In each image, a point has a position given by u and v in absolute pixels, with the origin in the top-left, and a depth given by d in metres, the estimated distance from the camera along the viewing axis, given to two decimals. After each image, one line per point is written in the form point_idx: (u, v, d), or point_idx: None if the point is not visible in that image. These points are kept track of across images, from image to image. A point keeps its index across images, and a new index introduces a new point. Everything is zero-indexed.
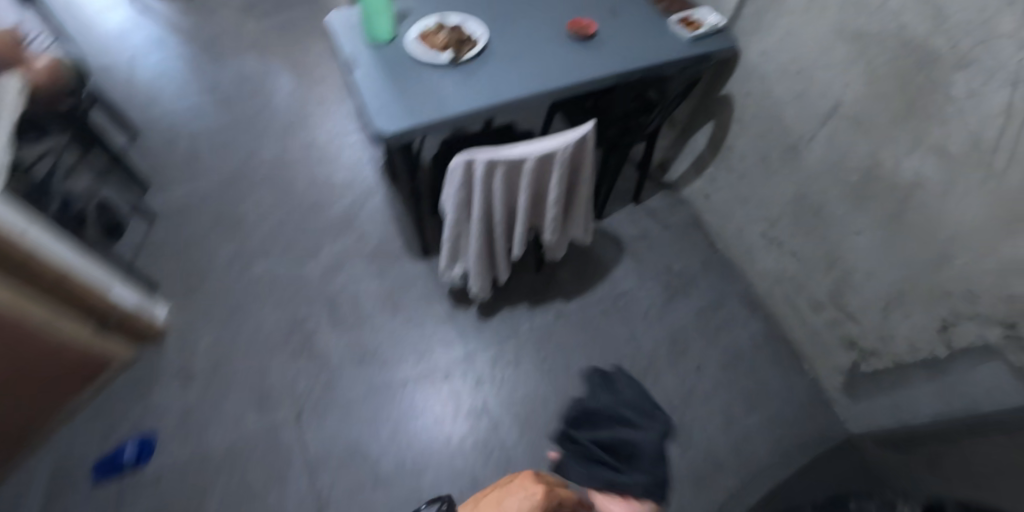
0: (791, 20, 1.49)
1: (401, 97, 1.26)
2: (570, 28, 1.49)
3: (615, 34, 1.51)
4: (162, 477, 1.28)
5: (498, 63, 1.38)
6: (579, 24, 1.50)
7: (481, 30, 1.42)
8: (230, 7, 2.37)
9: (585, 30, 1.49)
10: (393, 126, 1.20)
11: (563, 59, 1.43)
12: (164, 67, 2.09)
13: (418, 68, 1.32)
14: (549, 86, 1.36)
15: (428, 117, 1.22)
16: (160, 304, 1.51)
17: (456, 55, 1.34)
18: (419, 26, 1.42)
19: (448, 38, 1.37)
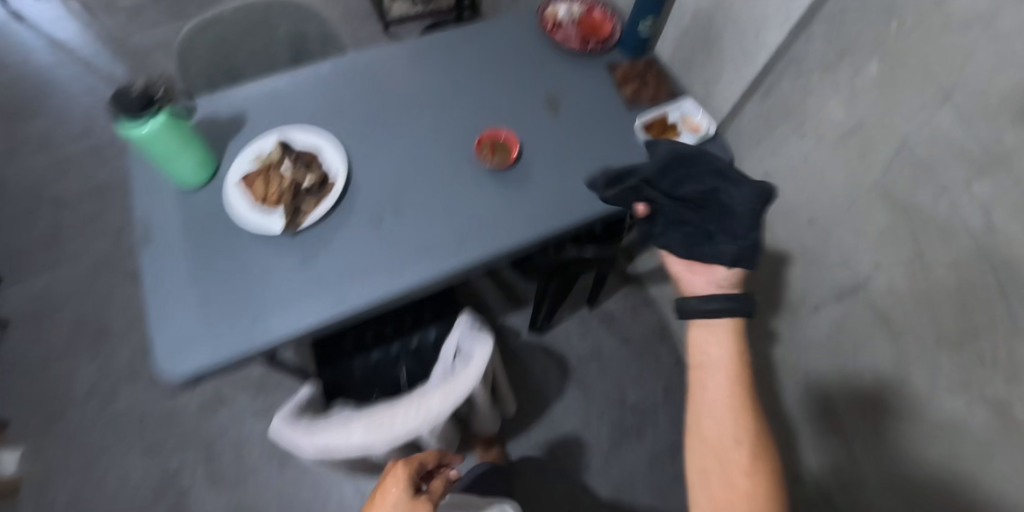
0: (806, 141, 1.00)
1: (209, 305, 0.86)
2: (478, 150, 1.02)
3: (549, 151, 1.05)
4: None
5: (361, 225, 0.93)
6: (493, 143, 1.03)
7: (340, 163, 0.96)
8: (116, 12, 1.97)
9: (501, 156, 1.02)
10: (183, 370, 0.81)
11: (463, 209, 0.97)
12: (32, 103, 1.75)
13: (238, 243, 0.90)
14: (435, 261, 0.92)
15: (244, 342, 0.83)
16: (10, 451, 1.27)
17: (287, 223, 0.89)
18: (252, 155, 0.96)
19: (285, 189, 0.92)
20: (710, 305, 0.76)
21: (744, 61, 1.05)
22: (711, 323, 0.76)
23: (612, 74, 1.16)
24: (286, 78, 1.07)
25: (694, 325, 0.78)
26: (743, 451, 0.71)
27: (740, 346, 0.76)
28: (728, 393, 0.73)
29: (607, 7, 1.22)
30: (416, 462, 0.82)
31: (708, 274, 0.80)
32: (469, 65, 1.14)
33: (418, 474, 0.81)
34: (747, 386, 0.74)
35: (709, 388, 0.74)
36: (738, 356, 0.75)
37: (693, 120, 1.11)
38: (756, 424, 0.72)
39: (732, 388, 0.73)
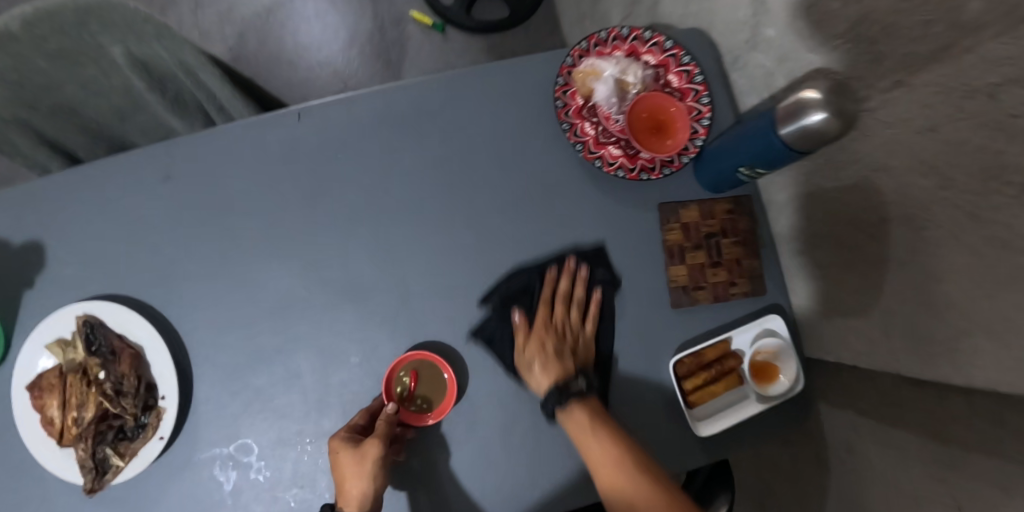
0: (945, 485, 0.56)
1: None
2: (394, 380, 0.63)
3: (507, 334, 0.65)
4: None
5: (201, 486, 0.63)
6: (421, 370, 0.63)
7: (171, 378, 0.62)
8: None
9: (428, 395, 0.63)
10: None
11: None
12: None
13: (39, 482, 0.65)
14: None
15: None
16: None
17: (88, 486, 0.62)
18: (48, 341, 0.64)
19: (85, 425, 0.62)
20: (559, 385, 0.61)
21: (912, 322, 0.55)
22: (572, 412, 0.60)
23: (660, 221, 0.67)
24: (118, 172, 0.67)
25: (567, 426, 0.60)
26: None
27: (610, 423, 0.59)
28: (627, 483, 0.55)
29: (691, 72, 0.68)
30: (345, 427, 0.61)
31: (562, 374, 0.62)
32: (418, 179, 0.66)
33: (351, 435, 0.60)
34: (629, 447, 0.57)
35: (614, 480, 0.56)
36: (611, 434, 0.58)
37: (774, 356, 0.65)
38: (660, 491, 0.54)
39: (617, 454, 0.56)
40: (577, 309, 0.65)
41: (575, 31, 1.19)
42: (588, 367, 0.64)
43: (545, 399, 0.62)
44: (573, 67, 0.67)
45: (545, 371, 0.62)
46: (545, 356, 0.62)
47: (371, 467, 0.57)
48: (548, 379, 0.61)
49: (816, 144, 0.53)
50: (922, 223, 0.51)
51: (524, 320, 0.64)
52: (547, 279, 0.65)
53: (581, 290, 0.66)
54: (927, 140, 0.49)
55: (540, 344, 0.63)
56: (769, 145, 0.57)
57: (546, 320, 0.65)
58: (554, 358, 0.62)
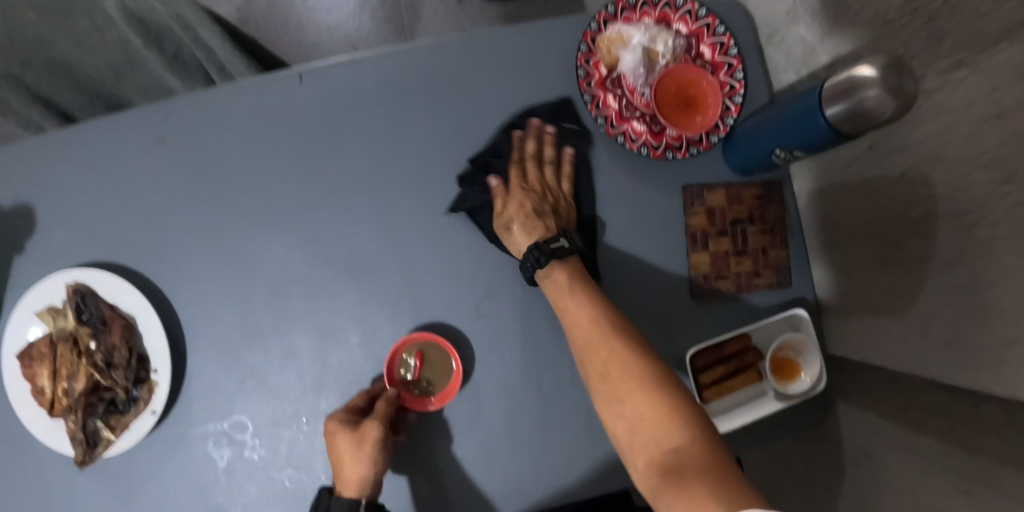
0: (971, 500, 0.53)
1: None
2: (399, 360, 0.60)
3: (486, 200, 0.61)
4: None
5: (194, 462, 0.61)
6: (427, 352, 0.60)
7: (162, 353, 0.59)
8: None
9: (433, 378, 0.60)
10: None
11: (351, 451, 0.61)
12: None
13: (30, 453, 0.63)
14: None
15: None
16: None
17: (78, 458, 0.60)
18: (39, 309, 0.62)
19: (76, 396, 0.60)
20: (539, 241, 0.58)
21: (953, 327, 0.51)
22: (553, 268, 0.57)
23: (683, 204, 0.63)
24: (108, 133, 0.63)
25: (548, 285, 0.57)
26: (659, 411, 0.44)
27: (590, 289, 0.55)
28: (604, 347, 0.50)
29: (725, 44, 0.63)
30: (342, 408, 0.59)
31: (543, 231, 0.59)
32: (426, 153, 0.62)
33: (348, 417, 0.58)
34: (610, 315, 0.53)
35: (591, 347, 0.51)
36: (589, 295, 0.54)
37: (797, 353, 0.62)
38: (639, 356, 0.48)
39: (595, 317, 0.52)
40: (548, 168, 0.62)
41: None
42: (570, 226, 0.61)
43: (525, 259, 0.58)
44: (598, 34, 0.61)
45: (523, 228, 0.59)
46: (522, 215, 0.59)
47: (369, 451, 0.56)
48: (527, 237, 0.58)
49: (863, 127, 0.48)
50: (976, 221, 0.47)
51: (501, 184, 0.61)
52: (515, 145, 0.62)
53: (551, 149, 0.63)
54: (992, 130, 0.44)
55: (518, 201, 0.60)
56: (810, 127, 0.52)
57: (524, 182, 0.62)
58: (535, 215, 0.59)
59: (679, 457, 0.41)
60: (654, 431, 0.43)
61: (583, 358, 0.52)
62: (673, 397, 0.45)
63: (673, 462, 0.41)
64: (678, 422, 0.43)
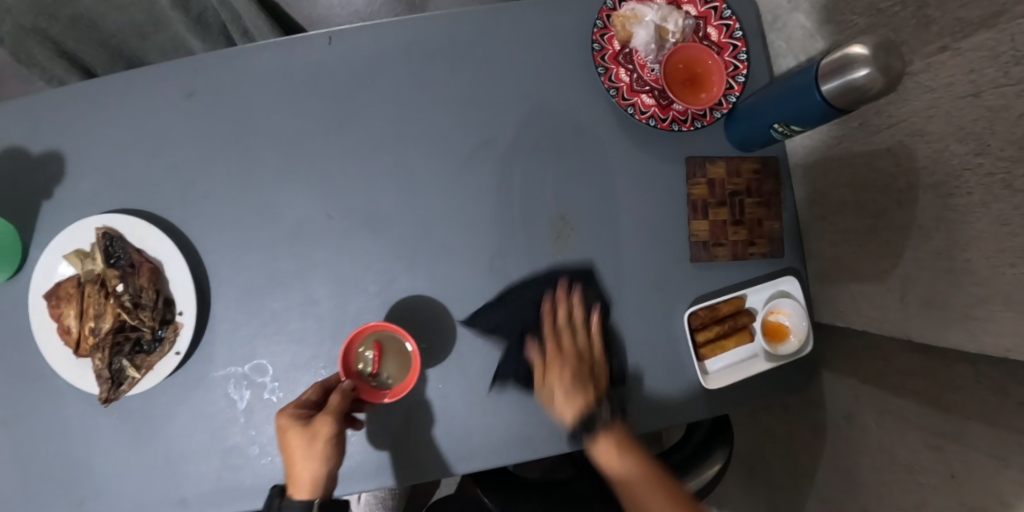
0: (942, 450, 0.58)
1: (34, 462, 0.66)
2: (356, 354, 0.61)
3: (522, 367, 0.63)
4: None
5: (214, 402, 0.64)
6: (385, 343, 0.61)
7: (188, 296, 0.62)
8: None
9: (393, 371, 0.61)
10: None
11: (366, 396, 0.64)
12: None
13: (53, 392, 0.66)
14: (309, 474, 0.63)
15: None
16: None
17: (103, 395, 0.62)
18: (66, 252, 0.64)
19: (103, 335, 0.62)
20: (584, 417, 0.60)
21: (930, 289, 0.55)
22: (600, 441, 0.60)
23: (687, 174, 0.67)
24: (139, 85, 0.65)
25: (597, 454, 0.60)
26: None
27: (633, 444, 0.60)
28: (651, 484, 0.58)
29: (731, 27, 0.67)
30: (295, 402, 0.58)
31: (585, 402, 0.61)
32: (446, 117, 0.65)
33: (299, 412, 0.57)
34: (652, 465, 0.60)
35: (638, 491, 0.58)
36: (636, 451, 0.60)
37: (788, 318, 0.66)
38: (673, 495, 0.58)
39: (643, 471, 0.59)
40: (586, 332, 0.64)
41: None
42: (605, 383, 0.63)
43: (571, 427, 0.61)
44: (613, 11, 0.66)
45: (568, 400, 0.61)
46: (565, 385, 0.61)
47: (321, 446, 0.56)
48: (575, 415, 0.60)
49: (855, 102, 0.52)
50: (953, 190, 0.51)
51: (539, 354, 0.62)
52: (549, 312, 0.63)
53: (580, 313, 0.64)
54: (968, 106, 0.49)
55: (558, 374, 0.61)
56: (805, 102, 0.56)
57: (559, 344, 0.63)
58: (576, 384, 0.61)
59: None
60: None
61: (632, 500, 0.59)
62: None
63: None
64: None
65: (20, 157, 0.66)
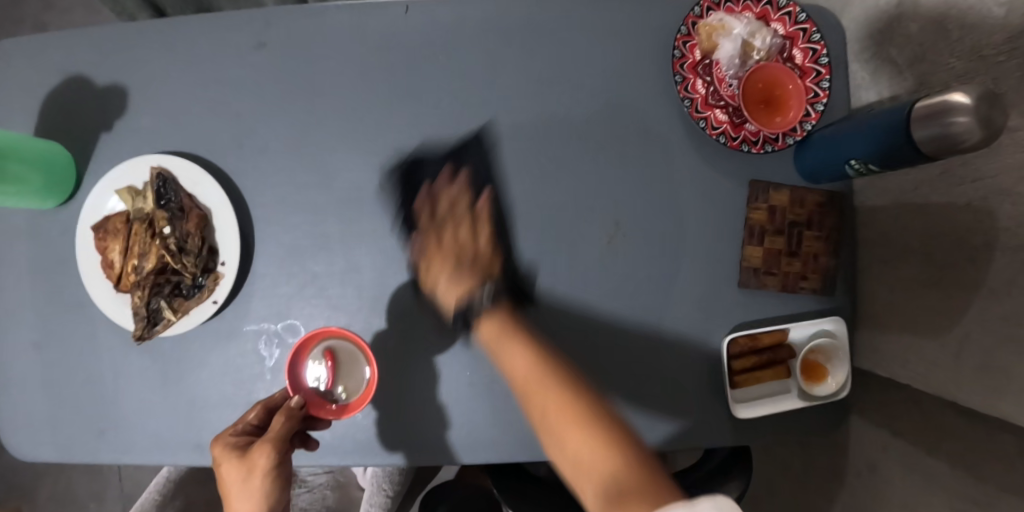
0: None
1: (64, 386, 0.67)
2: (307, 368, 0.60)
3: (413, 237, 0.62)
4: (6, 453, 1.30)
5: (244, 355, 0.64)
6: (339, 353, 0.61)
7: (232, 246, 0.62)
8: None
9: (349, 385, 0.60)
10: (34, 455, 0.68)
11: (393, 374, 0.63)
12: None
13: (88, 323, 0.66)
14: (329, 444, 0.63)
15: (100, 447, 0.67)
16: None
17: (138, 333, 0.63)
18: (120, 187, 0.64)
19: (145, 274, 0.62)
20: (465, 299, 0.59)
21: (988, 352, 0.53)
22: (490, 316, 0.57)
23: (749, 200, 0.65)
24: (210, 31, 0.65)
25: (483, 336, 0.57)
26: (597, 445, 0.44)
27: (521, 334, 0.55)
28: (546, 389, 0.50)
29: (818, 51, 0.65)
30: (233, 431, 0.55)
31: (466, 287, 0.59)
32: (510, 105, 0.64)
33: (235, 441, 0.54)
34: (565, 381, 0.50)
35: (535, 392, 0.50)
36: (523, 346, 0.54)
37: (826, 358, 0.64)
38: (564, 392, 0.49)
39: (552, 387, 0.49)
40: (477, 232, 0.61)
41: None
42: (491, 276, 0.60)
43: (455, 313, 0.61)
44: (699, 19, 0.63)
45: (451, 287, 0.60)
46: (451, 272, 0.60)
47: (258, 479, 0.51)
48: (455, 296, 0.59)
49: (943, 152, 0.49)
50: None
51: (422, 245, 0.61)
52: (442, 231, 0.61)
53: (467, 194, 0.62)
54: None
55: (438, 269, 0.60)
56: (888, 141, 0.53)
57: (438, 240, 0.60)
58: (458, 271, 0.59)
59: (622, 481, 0.41)
60: (592, 457, 0.43)
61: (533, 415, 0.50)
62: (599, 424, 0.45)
63: (614, 490, 0.41)
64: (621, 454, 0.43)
65: (87, 88, 0.66)
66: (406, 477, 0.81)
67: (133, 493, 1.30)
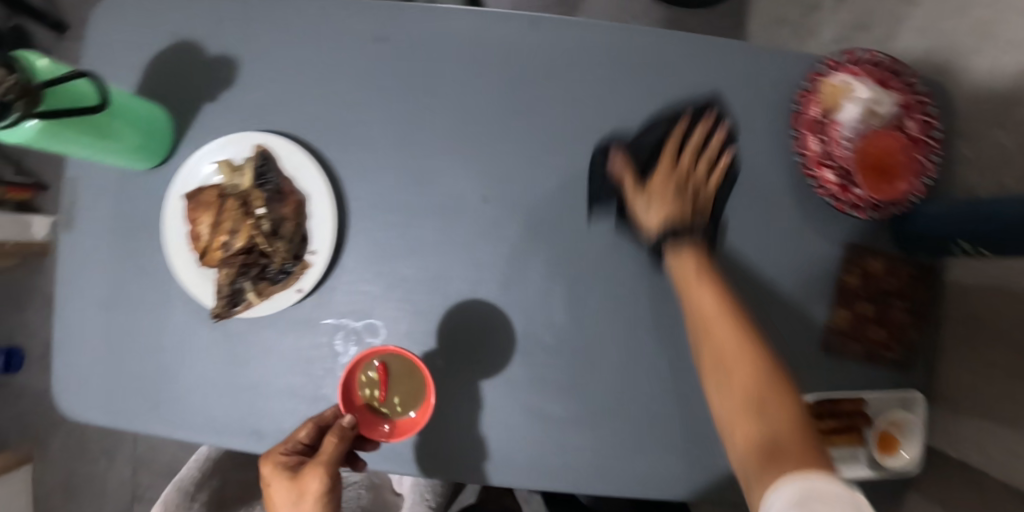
0: None
1: (125, 351, 0.65)
2: (359, 383, 0.57)
3: (616, 177, 0.62)
4: (25, 393, 1.29)
5: (317, 347, 0.63)
6: (390, 364, 0.57)
7: (326, 236, 0.61)
8: None
9: (404, 396, 0.57)
10: (82, 415, 0.66)
11: (467, 388, 0.62)
12: None
13: (161, 290, 0.65)
14: (392, 450, 0.62)
15: (148, 419, 0.65)
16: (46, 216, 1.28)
17: (218, 310, 0.62)
18: (218, 159, 0.63)
19: (233, 252, 0.61)
20: (672, 224, 0.58)
21: None
22: (682, 255, 0.56)
23: (844, 263, 0.66)
24: (331, 16, 0.64)
25: (675, 271, 0.56)
26: (773, 407, 0.44)
27: (712, 273, 0.54)
28: (722, 330, 0.50)
29: (933, 126, 0.63)
30: (285, 446, 0.55)
31: (670, 213, 0.59)
32: (620, 133, 0.63)
33: (286, 462, 0.54)
34: (731, 299, 0.52)
35: (716, 334, 0.50)
36: (713, 285, 0.53)
37: (902, 430, 0.63)
38: (756, 353, 0.48)
39: (718, 301, 0.52)
40: (710, 173, 0.61)
41: (762, 33, 1.15)
42: (706, 218, 0.60)
43: (658, 239, 0.59)
44: (823, 76, 0.64)
45: (660, 209, 0.59)
46: (663, 195, 0.59)
47: (310, 503, 0.52)
48: (658, 217, 0.58)
49: None
50: None
51: (626, 168, 0.61)
52: (665, 153, 0.61)
53: (715, 142, 0.63)
54: None
55: (658, 180, 0.60)
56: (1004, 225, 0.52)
57: (659, 165, 0.60)
58: (675, 202, 0.59)
59: (774, 439, 0.43)
60: (764, 400, 0.45)
61: (707, 354, 0.50)
62: (790, 404, 0.45)
63: (769, 443, 0.43)
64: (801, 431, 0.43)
65: (196, 54, 0.65)
66: (445, 491, 0.80)
67: (144, 455, 1.28)
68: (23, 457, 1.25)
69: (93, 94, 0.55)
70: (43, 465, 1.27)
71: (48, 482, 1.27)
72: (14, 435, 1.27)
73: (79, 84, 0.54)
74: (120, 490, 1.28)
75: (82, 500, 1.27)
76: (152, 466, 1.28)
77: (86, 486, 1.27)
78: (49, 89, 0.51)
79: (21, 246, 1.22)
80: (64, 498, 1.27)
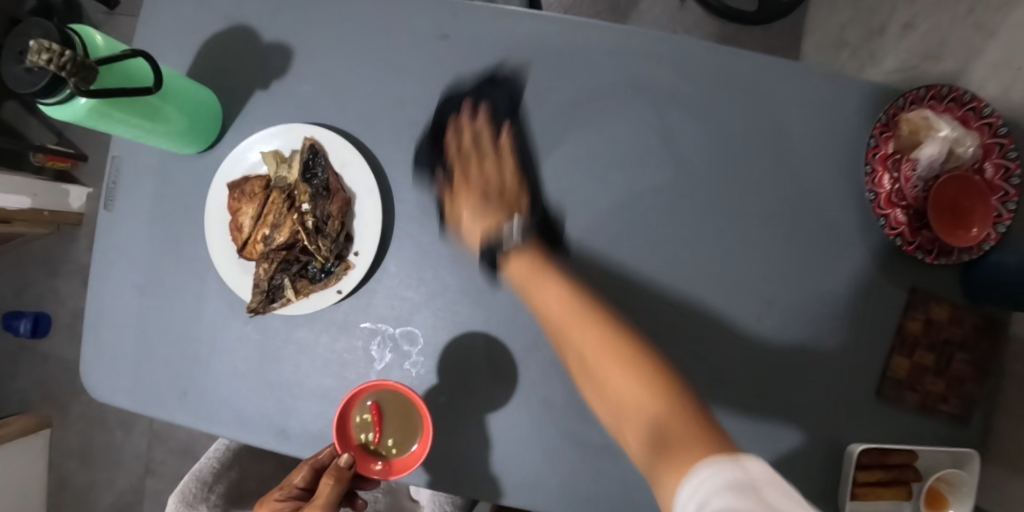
0: None
1: (157, 338, 0.64)
2: (354, 423, 0.56)
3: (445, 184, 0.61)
4: (49, 359, 1.29)
5: (352, 351, 0.61)
6: (383, 404, 0.55)
7: (371, 238, 0.59)
8: None
9: (402, 437, 0.55)
10: (109, 398, 0.65)
11: (503, 406, 0.59)
12: None
13: (198, 278, 0.64)
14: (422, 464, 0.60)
15: (176, 410, 0.63)
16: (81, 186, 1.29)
17: (254, 306, 0.60)
18: (265, 149, 0.61)
19: (275, 247, 0.59)
20: (490, 240, 0.59)
21: None
22: (516, 258, 0.56)
23: (907, 310, 0.62)
24: (393, 13, 0.62)
25: (513, 277, 0.56)
26: (638, 387, 0.42)
27: (553, 269, 0.54)
28: (581, 328, 0.48)
29: (1013, 170, 0.59)
30: (281, 493, 0.55)
31: (495, 219, 0.59)
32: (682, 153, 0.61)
33: (282, 510, 0.55)
34: (581, 311, 0.50)
35: (551, 320, 0.51)
36: (554, 278, 0.53)
37: (949, 488, 0.60)
38: (610, 334, 0.47)
39: (578, 324, 0.49)
40: (502, 164, 0.61)
41: (818, 55, 1.11)
42: (518, 214, 0.60)
43: (484, 254, 0.59)
44: (901, 111, 0.61)
45: (472, 222, 0.59)
46: (479, 206, 0.60)
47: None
48: (479, 224, 0.59)
49: None
50: None
51: (446, 180, 0.61)
52: (455, 150, 0.61)
53: (484, 126, 0.62)
54: None
55: (465, 195, 0.60)
56: None
57: (466, 168, 0.61)
58: (483, 205, 0.60)
59: (650, 426, 0.40)
60: (627, 406, 0.42)
61: (568, 356, 0.50)
62: (662, 377, 0.43)
63: (644, 434, 0.41)
64: (664, 391, 0.41)
65: (252, 41, 0.64)
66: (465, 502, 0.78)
67: (159, 431, 1.28)
68: (43, 422, 1.26)
69: (147, 75, 0.53)
70: (61, 432, 1.28)
71: (65, 449, 1.28)
72: (35, 400, 1.28)
73: (135, 64, 0.52)
74: (134, 463, 1.28)
75: (96, 470, 1.28)
76: (168, 442, 1.28)
77: (101, 456, 1.28)
78: (104, 67, 0.49)
79: (55, 214, 1.23)
80: (79, 466, 1.27)
